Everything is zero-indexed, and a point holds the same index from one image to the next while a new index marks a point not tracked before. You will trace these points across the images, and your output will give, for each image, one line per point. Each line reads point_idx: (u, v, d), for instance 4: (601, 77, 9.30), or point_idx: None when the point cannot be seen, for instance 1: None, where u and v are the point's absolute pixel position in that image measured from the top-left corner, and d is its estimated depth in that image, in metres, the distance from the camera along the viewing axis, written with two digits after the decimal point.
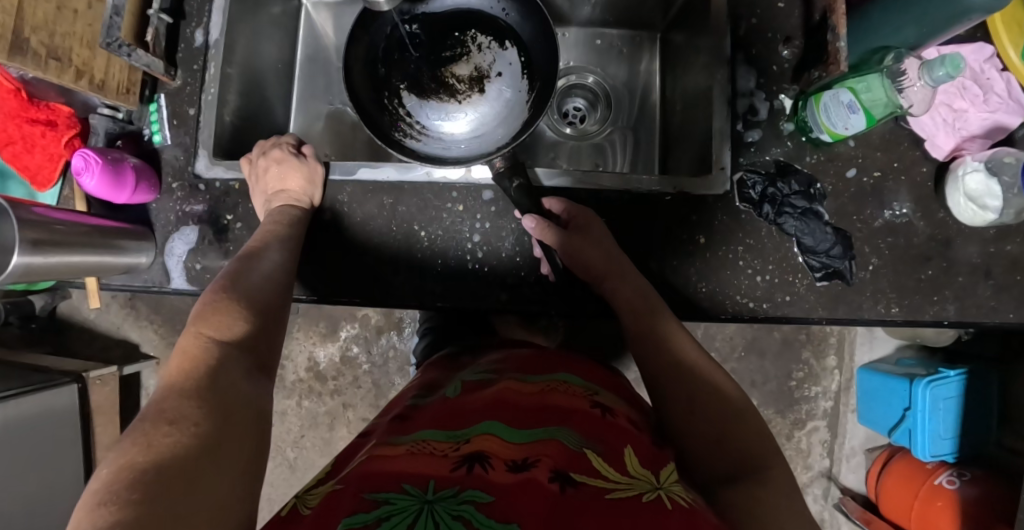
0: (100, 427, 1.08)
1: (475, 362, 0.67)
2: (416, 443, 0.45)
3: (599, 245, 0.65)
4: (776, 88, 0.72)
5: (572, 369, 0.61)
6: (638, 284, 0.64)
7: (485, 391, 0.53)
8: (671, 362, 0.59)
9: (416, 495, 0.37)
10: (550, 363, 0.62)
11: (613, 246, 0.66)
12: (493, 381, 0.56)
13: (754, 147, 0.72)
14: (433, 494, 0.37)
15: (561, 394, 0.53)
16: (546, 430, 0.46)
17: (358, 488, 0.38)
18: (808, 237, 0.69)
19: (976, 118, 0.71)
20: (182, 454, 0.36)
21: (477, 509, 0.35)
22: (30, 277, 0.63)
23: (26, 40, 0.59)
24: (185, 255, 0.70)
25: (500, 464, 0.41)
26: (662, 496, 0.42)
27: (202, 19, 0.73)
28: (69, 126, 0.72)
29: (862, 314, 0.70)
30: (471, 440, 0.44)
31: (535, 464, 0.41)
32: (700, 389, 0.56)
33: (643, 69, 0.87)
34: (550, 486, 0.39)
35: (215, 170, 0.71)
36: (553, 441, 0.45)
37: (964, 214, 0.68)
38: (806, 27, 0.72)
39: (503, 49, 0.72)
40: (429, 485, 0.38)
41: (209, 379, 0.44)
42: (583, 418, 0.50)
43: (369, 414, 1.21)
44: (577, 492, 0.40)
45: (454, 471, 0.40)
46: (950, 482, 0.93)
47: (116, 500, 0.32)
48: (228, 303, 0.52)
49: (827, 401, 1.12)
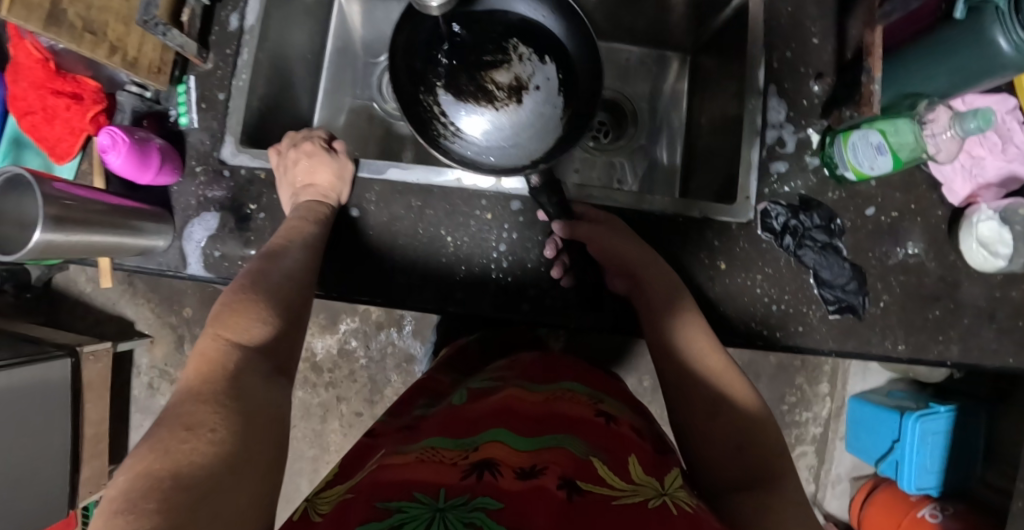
0: (90, 403, 1.07)
1: (482, 369, 0.70)
2: (425, 451, 0.45)
3: (618, 251, 0.66)
4: (805, 121, 0.73)
5: (579, 377, 0.63)
6: (667, 276, 0.65)
7: (490, 400, 0.55)
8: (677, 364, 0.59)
9: (427, 503, 0.37)
10: (556, 371, 0.64)
11: (641, 244, 0.67)
12: (498, 389, 0.58)
13: (778, 177, 0.73)
14: (444, 502, 0.37)
15: (563, 402, 0.55)
16: (553, 439, 0.47)
17: (370, 496, 0.38)
18: (826, 271, 0.71)
19: (993, 166, 0.73)
20: (201, 463, 0.36)
21: (487, 515, 0.36)
22: (51, 254, 0.62)
23: (62, 12, 0.58)
24: (203, 242, 0.68)
25: (508, 471, 0.42)
26: (668, 503, 0.42)
27: (239, 2, 0.72)
28: (94, 100, 0.68)
29: (870, 349, 0.72)
30: (479, 448, 0.45)
31: (543, 471, 0.42)
32: (721, 398, 0.55)
33: (670, 89, 0.88)
34: (558, 493, 0.39)
35: (241, 157, 0.69)
36: (560, 449, 0.46)
37: (976, 259, 0.71)
38: (837, 65, 0.73)
39: (544, 62, 0.72)
40: (440, 494, 0.38)
41: (228, 381, 0.43)
42: (589, 426, 0.51)
43: (362, 409, 1.20)
44: (583, 500, 0.40)
45: (463, 479, 0.40)
46: (932, 515, 0.96)
47: (135, 510, 0.32)
48: (245, 301, 0.51)
49: (817, 426, 1.14)
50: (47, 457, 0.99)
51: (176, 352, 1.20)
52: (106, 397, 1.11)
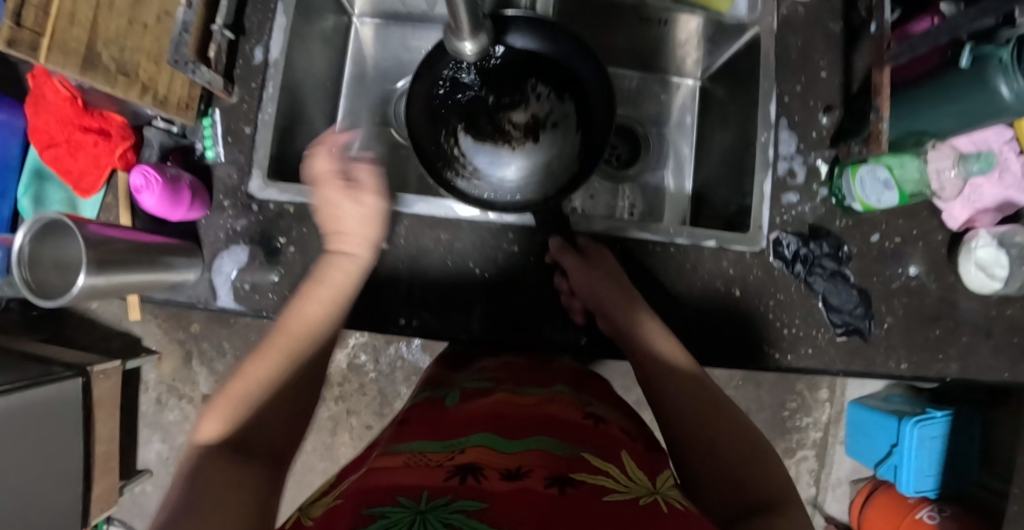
0: (100, 421, 1.07)
1: (474, 366, 0.72)
2: (414, 455, 0.48)
3: (603, 278, 0.69)
4: (814, 152, 0.76)
5: (566, 378, 0.66)
6: (635, 299, 0.68)
7: (480, 402, 0.59)
8: (658, 365, 0.62)
9: (410, 507, 0.38)
10: (545, 374, 0.67)
11: (617, 270, 0.70)
12: (488, 390, 0.61)
13: (790, 207, 0.76)
14: (426, 504, 0.39)
15: (552, 404, 0.58)
16: (539, 440, 0.50)
17: (356, 504, 0.39)
18: (835, 297, 0.74)
19: (991, 192, 0.77)
20: None
21: (467, 516, 0.37)
22: (99, 294, 0.64)
23: (98, 55, 0.60)
24: (233, 275, 0.69)
25: (494, 473, 0.44)
26: (659, 501, 0.44)
27: (262, 36, 0.72)
28: (121, 136, 0.70)
29: (876, 368, 0.75)
30: (465, 451, 0.48)
31: (529, 474, 0.44)
32: (735, 429, 0.56)
33: (679, 113, 0.91)
34: (548, 490, 0.42)
35: (270, 192, 0.70)
36: (543, 450, 0.48)
37: (974, 282, 0.75)
38: (845, 97, 0.76)
39: (562, 102, 0.74)
40: (422, 496, 0.40)
41: (203, 472, 0.43)
42: (576, 427, 0.54)
43: (373, 421, 1.22)
44: (576, 492, 0.42)
45: (448, 480, 0.42)
46: (929, 517, 1.01)
47: None
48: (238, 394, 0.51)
49: (817, 431, 1.18)
50: (60, 478, 0.99)
51: (184, 367, 1.20)
52: (115, 414, 1.11)
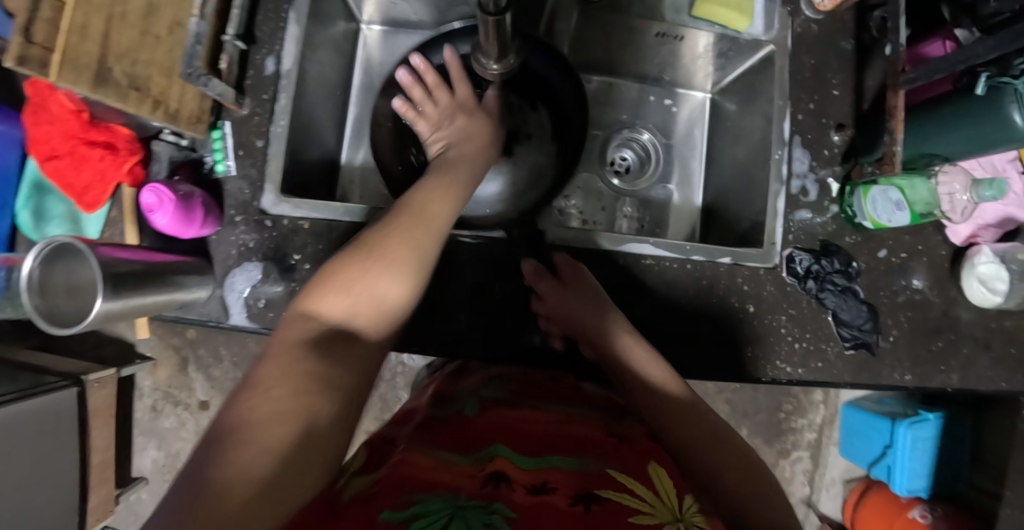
0: (97, 431, 1.02)
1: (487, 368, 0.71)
2: (443, 458, 0.50)
3: (580, 300, 0.69)
4: (825, 169, 0.77)
5: (574, 397, 0.65)
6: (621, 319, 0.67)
7: (508, 413, 0.58)
8: (640, 385, 0.62)
9: (447, 502, 0.41)
10: (557, 390, 0.67)
11: (595, 290, 0.70)
12: (511, 402, 0.61)
13: (802, 223, 0.77)
14: (462, 502, 0.42)
15: (579, 422, 0.58)
16: (570, 458, 0.51)
17: (394, 494, 0.43)
18: (845, 312, 0.75)
19: (991, 209, 0.80)
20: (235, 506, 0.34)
21: (503, 520, 0.40)
22: (109, 319, 0.61)
23: (109, 70, 0.58)
24: (246, 292, 0.68)
25: (521, 487, 0.46)
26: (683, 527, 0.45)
27: (274, 45, 0.70)
28: (129, 151, 0.67)
29: (882, 380, 0.77)
30: (493, 460, 0.49)
31: (555, 490, 0.46)
32: (726, 443, 0.56)
33: (688, 125, 0.91)
34: (574, 508, 0.43)
35: (283, 207, 0.68)
36: (574, 469, 0.49)
37: (976, 295, 0.77)
38: (856, 115, 0.77)
39: (534, 112, 0.82)
40: (458, 495, 0.43)
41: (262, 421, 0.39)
42: (602, 445, 0.54)
43: (373, 427, 1.21)
44: (602, 510, 0.44)
45: (480, 487, 0.45)
46: (922, 516, 1.06)
47: None
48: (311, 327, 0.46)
49: (812, 432, 1.21)
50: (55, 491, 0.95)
51: (181, 373, 1.17)
52: (113, 423, 1.05)
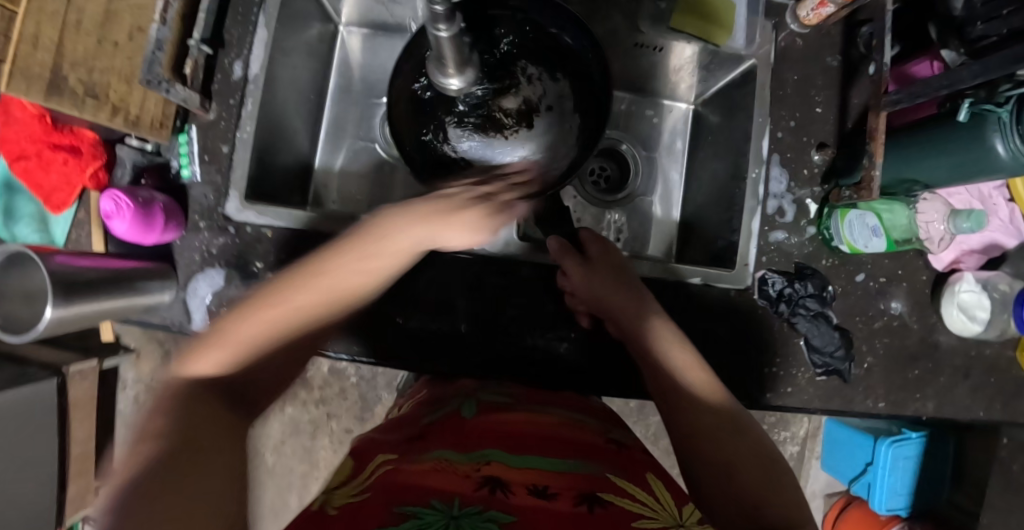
0: (77, 421, 1.04)
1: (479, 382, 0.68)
2: (439, 460, 0.47)
3: (604, 280, 0.63)
4: (803, 189, 0.75)
5: (574, 408, 0.63)
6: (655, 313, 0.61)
7: (505, 416, 0.56)
8: (677, 389, 0.55)
9: (441, 510, 0.39)
10: (556, 400, 0.64)
11: (625, 265, 0.64)
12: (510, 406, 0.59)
13: (776, 245, 0.75)
14: (457, 510, 0.40)
15: (572, 428, 0.56)
16: (573, 462, 0.49)
17: (386, 500, 0.40)
18: (817, 338, 0.74)
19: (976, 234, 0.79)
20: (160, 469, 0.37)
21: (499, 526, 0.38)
22: (73, 324, 0.65)
23: (64, 79, 0.61)
24: (208, 298, 0.67)
25: (520, 489, 0.44)
26: None
27: (242, 49, 0.70)
28: (93, 154, 0.70)
29: (854, 407, 0.75)
30: (490, 463, 0.47)
31: (558, 495, 0.44)
32: (748, 445, 0.51)
33: (671, 136, 0.89)
34: (578, 509, 0.42)
35: (247, 214, 0.67)
36: (575, 472, 0.47)
37: (955, 323, 0.75)
38: (839, 135, 0.75)
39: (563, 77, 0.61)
40: (453, 501, 0.41)
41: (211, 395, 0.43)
42: (601, 453, 0.52)
43: (353, 425, 1.22)
44: (604, 512, 0.43)
45: (476, 490, 0.42)
46: None
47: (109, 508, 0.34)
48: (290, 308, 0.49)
49: (794, 445, 1.20)
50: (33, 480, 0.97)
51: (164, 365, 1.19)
52: (94, 414, 1.07)
